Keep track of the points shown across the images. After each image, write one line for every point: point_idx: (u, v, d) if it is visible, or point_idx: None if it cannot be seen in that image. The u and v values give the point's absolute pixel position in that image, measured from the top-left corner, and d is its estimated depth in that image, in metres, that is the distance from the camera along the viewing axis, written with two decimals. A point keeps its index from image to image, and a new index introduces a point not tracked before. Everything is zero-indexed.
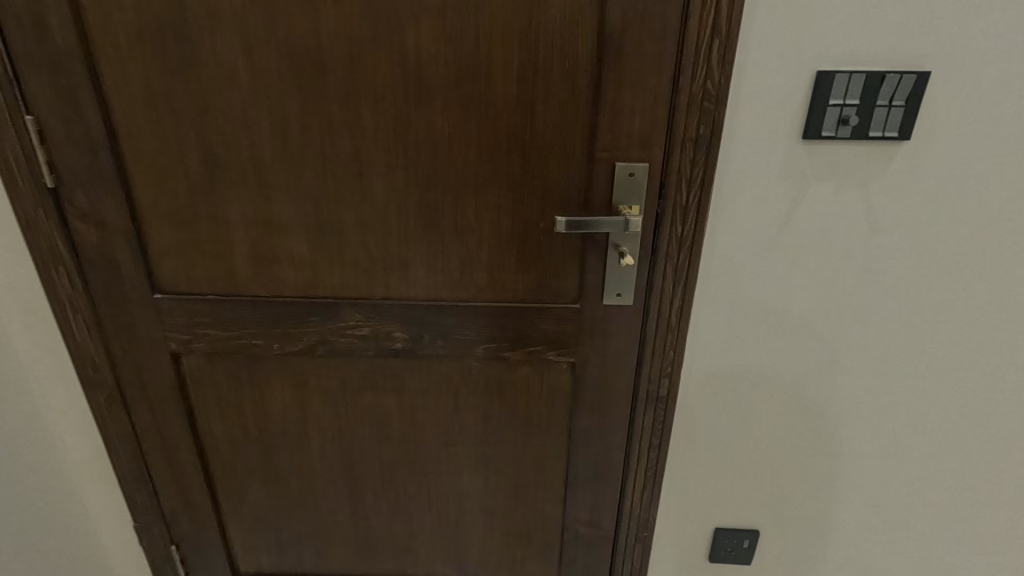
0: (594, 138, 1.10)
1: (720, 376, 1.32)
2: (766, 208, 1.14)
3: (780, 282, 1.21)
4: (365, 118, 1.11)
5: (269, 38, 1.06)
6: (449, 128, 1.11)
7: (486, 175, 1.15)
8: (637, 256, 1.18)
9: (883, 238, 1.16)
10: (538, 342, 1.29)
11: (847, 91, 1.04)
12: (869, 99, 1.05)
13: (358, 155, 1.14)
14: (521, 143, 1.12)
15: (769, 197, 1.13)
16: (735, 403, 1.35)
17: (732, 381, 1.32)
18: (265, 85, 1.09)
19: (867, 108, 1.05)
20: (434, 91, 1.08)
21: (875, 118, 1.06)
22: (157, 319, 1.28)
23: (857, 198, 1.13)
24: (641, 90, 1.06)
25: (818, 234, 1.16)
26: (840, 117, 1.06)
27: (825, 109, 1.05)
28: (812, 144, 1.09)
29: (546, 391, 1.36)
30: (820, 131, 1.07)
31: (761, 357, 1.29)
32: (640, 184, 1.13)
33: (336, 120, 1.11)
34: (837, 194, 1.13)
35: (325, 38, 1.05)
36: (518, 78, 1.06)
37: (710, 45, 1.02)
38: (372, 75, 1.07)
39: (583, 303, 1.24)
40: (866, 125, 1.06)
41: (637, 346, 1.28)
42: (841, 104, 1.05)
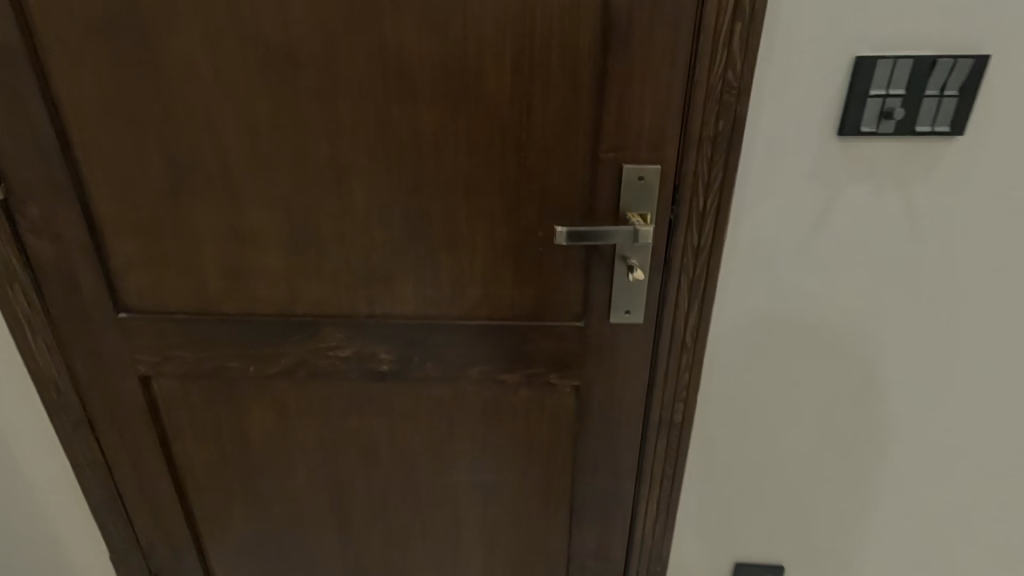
0: (599, 137, 0.97)
1: (741, 399, 1.19)
2: (793, 214, 1.01)
3: (808, 296, 1.08)
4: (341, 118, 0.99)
5: (230, 30, 0.94)
6: (435, 128, 0.99)
7: (477, 180, 1.02)
8: (648, 270, 1.05)
9: (926, 247, 1.03)
10: (537, 364, 1.17)
11: (891, 79, 0.91)
12: (916, 89, 0.91)
13: (335, 160, 1.02)
14: (516, 145, 0.99)
15: (797, 201, 1.00)
16: (758, 429, 1.22)
17: (754, 406, 1.19)
18: (229, 82, 0.97)
19: (914, 99, 0.92)
20: (417, 86, 0.96)
21: (923, 111, 0.92)
22: (123, 339, 1.18)
23: (898, 203, 1.00)
24: (652, 82, 0.93)
25: (853, 242, 1.03)
26: (884, 110, 0.92)
27: (865, 100, 0.92)
28: (847, 142, 0.96)
29: (548, 416, 1.23)
30: (859, 126, 0.93)
31: (787, 379, 1.16)
32: (651, 190, 0.99)
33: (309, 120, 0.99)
34: (875, 198, 0.99)
35: (292, 28, 0.93)
36: (512, 71, 0.94)
37: (732, 29, 0.88)
38: (347, 69, 0.95)
39: (587, 321, 1.12)
40: (913, 118, 0.93)
41: (648, 369, 1.15)
42: (885, 94, 0.91)
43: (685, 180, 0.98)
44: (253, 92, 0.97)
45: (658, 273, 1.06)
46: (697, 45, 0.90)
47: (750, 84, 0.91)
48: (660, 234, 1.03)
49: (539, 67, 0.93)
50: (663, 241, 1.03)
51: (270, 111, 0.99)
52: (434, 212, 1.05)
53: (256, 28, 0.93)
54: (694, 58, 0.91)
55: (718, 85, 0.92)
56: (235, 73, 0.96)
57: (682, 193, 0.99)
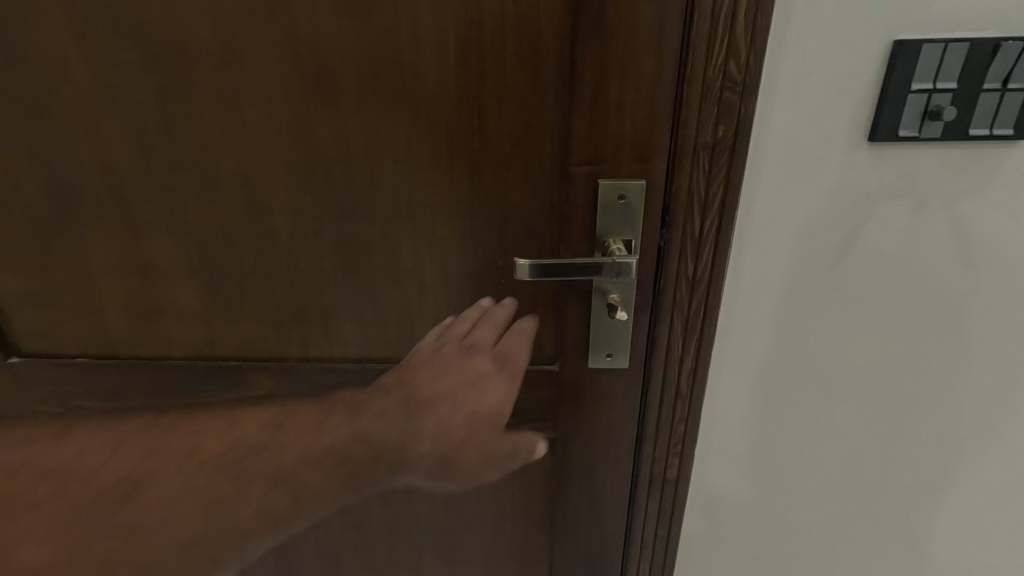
0: (568, 147, 0.77)
1: (746, 451, 1.01)
2: (812, 239, 0.82)
3: (828, 336, 0.89)
4: (250, 126, 0.80)
5: (102, 17, 0.74)
6: (366, 138, 0.80)
7: (421, 201, 0.83)
8: (633, 307, 0.85)
9: (973, 276, 0.84)
10: (504, 413, 0.99)
11: (941, 69, 0.72)
12: (971, 80, 0.72)
13: (248, 177, 0.83)
14: (467, 157, 0.80)
15: (817, 224, 0.81)
16: (767, 484, 1.04)
17: (763, 459, 1.01)
18: (109, 84, 0.78)
19: (968, 94, 0.72)
20: (341, 86, 0.77)
21: (979, 108, 0.73)
22: (18, 388, 1.01)
23: (940, 224, 0.81)
24: (634, 77, 0.73)
25: (884, 272, 0.84)
26: (930, 108, 0.73)
27: (906, 97, 0.72)
28: (880, 149, 0.76)
29: (520, 470, 1.06)
30: (898, 129, 0.74)
31: (802, 431, 0.97)
32: (635, 211, 0.79)
33: (210, 129, 0.80)
34: (914, 218, 0.80)
35: (180, 14, 0.74)
36: (457, 65, 0.75)
37: (736, 5, 0.67)
38: (253, 66, 0.76)
39: (562, 364, 0.94)
40: (966, 119, 0.73)
41: (635, 419, 0.97)
42: (932, 88, 0.72)
43: (678, 200, 0.78)
44: (141, 96, 0.79)
45: (644, 311, 0.87)
46: (689, 27, 0.69)
47: (756, 79, 0.70)
48: (647, 264, 0.83)
49: (491, 61, 0.74)
50: (651, 272, 0.84)
51: (163, 119, 0.80)
52: (372, 238, 0.87)
53: (136, 15, 0.74)
54: (683, 44, 0.70)
55: (716, 79, 0.71)
56: (116, 72, 0.77)
57: (671, 215, 0.79)
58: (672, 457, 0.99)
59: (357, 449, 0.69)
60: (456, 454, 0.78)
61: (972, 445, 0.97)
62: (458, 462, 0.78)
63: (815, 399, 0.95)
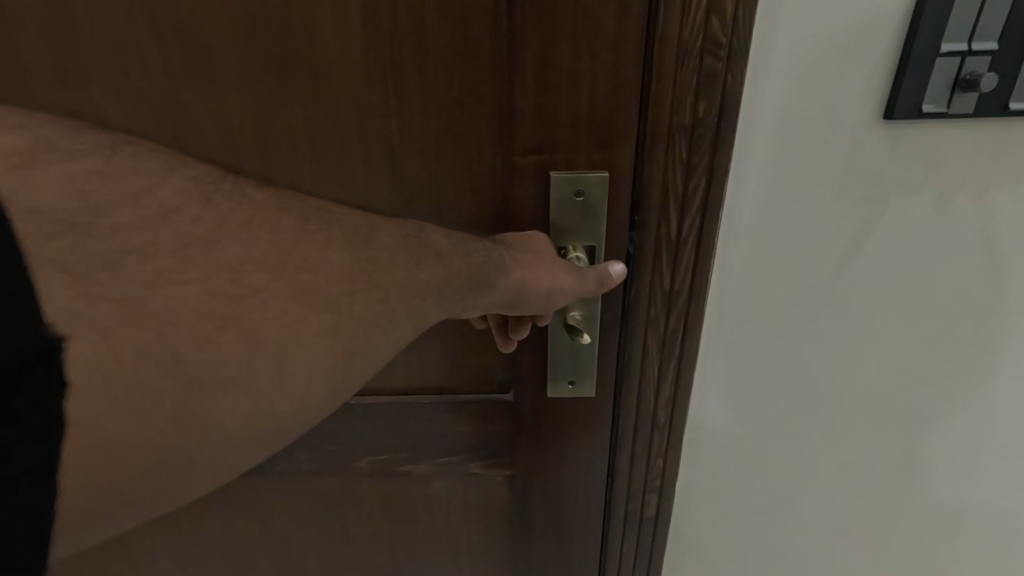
0: (512, 131, 0.61)
1: (735, 488, 0.86)
2: (812, 241, 0.67)
3: (831, 355, 0.75)
4: (104, 108, 0.62)
5: None
6: (256, 123, 0.62)
7: (332, 201, 0.66)
8: (597, 327, 0.70)
9: (1002, 282, 0.70)
10: (453, 451, 0.83)
11: (978, 26, 0.57)
12: (1013, 41, 0.58)
13: None
14: (386, 147, 0.63)
15: (817, 223, 0.66)
16: (760, 525, 0.89)
17: (755, 496, 0.87)
18: None
19: (1009, 59, 0.58)
20: (217, 55, 0.59)
21: (1021, 75, 0.59)
22: None
23: (964, 223, 0.67)
24: (593, 38, 0.56)
25: (898, 279, 0.70)
26: (963, 75, 0.59)
27: (934, 61, 0.58)
28: (896, 130, 0.62)
29: (475, 513, 0.90)
30: (920, 104, 0.59)
31: (800, 462, 0.84)
32: (593, 212, 0.64)
33: (53, 112, 0.62)
34: (934, 215, 0.66)
35: None
36: (364, 27, 0.58)
37: None
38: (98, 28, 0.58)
39: (516, 394, 0.78)
40: (1006, 90, 0.59)
41: (607, 456, 0.82)
42: (966, 50, 0.58)
43: (652, 197, 0.62)
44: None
45: (612, 332, 0.71)
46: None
47: (746, 42, 0.54)
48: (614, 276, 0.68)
49: (409, 22, 0.57)
50: (619, 287, 0.68)
51: None
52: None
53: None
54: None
55: (696, 42, 0.55)
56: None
57: (642, 217, 0.63)
58: (652, 498, 0.84)
59: (381, 255, 0.49)
60: (552, 292, 0.61)
61: (992, 477, 0.84)
62: (535, 289, 0.60)
63: (816, 429, 0.81)
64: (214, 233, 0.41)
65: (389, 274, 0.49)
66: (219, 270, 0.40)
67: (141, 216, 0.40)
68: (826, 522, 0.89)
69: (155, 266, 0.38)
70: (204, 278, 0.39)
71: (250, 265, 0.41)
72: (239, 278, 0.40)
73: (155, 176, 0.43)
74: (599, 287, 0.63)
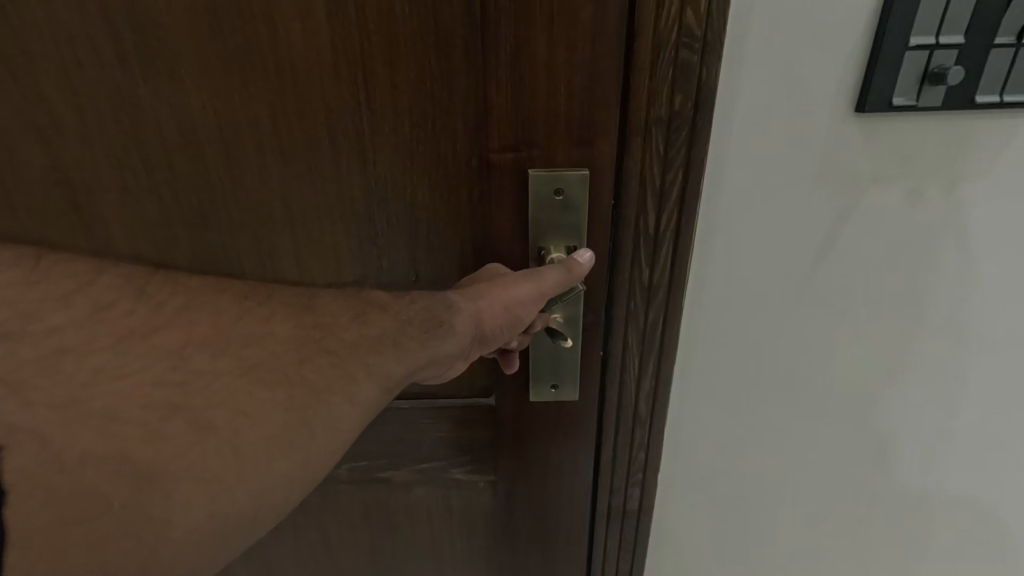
0: (487, 127, 0.59)
1: (715, 489, 0.85)
2: (791, 239, 0.66)
3: (810, 355, 0.74)
4: (57, 104, 0.58)
5: None
6: (219, 120, 0.59)
7: (303, 201, 0.64)
8: (579, 330, 0.68)
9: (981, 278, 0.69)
10: (435, 457, 0.81)
11: (948, 18, 0.56)
12: (978, 34, 0.56)
13: (65, 173, 0.62)
14: (358, 145, 0.61)
15: (795, 221, 0.65)
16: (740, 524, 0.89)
17: (735, 496, 0.86)
18: None
19: (974, 53, 0.57)
20: (177, 48, 0.56)
21: (986, 69, 0.58)
22: None
23: (945, 217, 0.65)
24: (569, 30, 0.54)
25: (876, 276, 0.69)
26: (933, 68, 0.57)
27: (904, 54, 0.56)
28: (877, 125, 0.60)
29: (459, 519, 0.88)
30: (891, 98, 0.58)
31: (780, 462, 0.83)
32: (576, 211, 0.61)
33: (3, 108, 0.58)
34: (914, 211, 0.65)
35: None
36: (329, 18, 0.55)
37: None
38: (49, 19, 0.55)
39: (499, 397, 0.76)
40: (974, 82, 0.58)
41: (592, 461, 0.80)
42: (935, 42, 0.56)
43: (627, 189, 0.60)
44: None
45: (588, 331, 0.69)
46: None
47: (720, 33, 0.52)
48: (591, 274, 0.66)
49: (377, 14, 0.55)
50: (595, 284, 0.66)
51: None
52: (242, 252, 0.67)
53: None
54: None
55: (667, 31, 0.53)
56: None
57: (620, 211, 0.61)
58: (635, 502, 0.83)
59: (325, 320, 0.54)
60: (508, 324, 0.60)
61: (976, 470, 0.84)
62: (493, 314, 0.59)
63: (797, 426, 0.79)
64: (154, 323, 0.49)
65: (338, 338, 0.53)
66: (175, 345, 0.48)
67: (73, 317, 0.48)
68: (807, 519, 0.88)
69: (93, 361, 0.45)
70: (147, 365, 0.46)
71: (191, 347, 0.48)
72: (182, 363, 0.47)
73: (85, 280, 0.51)
74: (567, 275, 0.60)
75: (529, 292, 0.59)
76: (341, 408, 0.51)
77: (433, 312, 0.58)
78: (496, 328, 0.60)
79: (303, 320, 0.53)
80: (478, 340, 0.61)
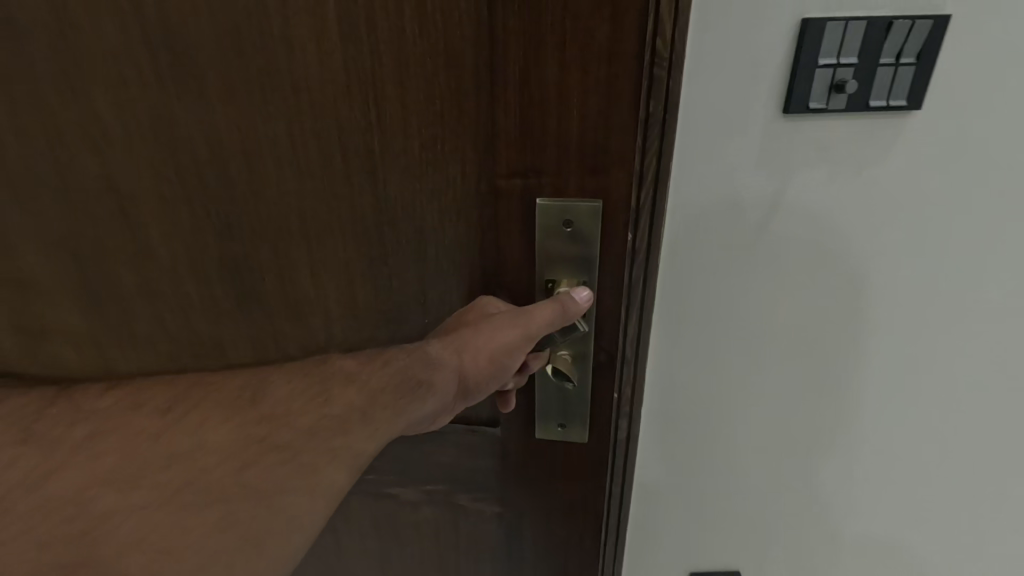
0: (494, 149, 0.56)
1: (685, 447, 0.94)
2: (743, 218, 0.75)
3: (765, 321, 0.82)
4: (106, 118, 0.63)
5: None
6: (241, 135, 0.61)
7: (317, 216, 0.64)
8: (585, 370, 0.64)
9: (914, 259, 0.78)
10: (439, 479, 0.80)
11: (843, 40, 0.66)
12: (866, 55, 0.67)
13: (114, 181, 0.67)
14: (370, 162, 0.60)
15: (745, 203, 0.74)
16: (710, 482, 0.98)
17: (701, 455, 0.95)
18: None
19: (865, 70, 0.67)
20: (204, 66, 0.58)
21: (875, 82, 0.67)
22: None
23: (885, 199, 0.74)
24: (579, 47, 0.49)
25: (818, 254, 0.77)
26: (835, 81, 0.67)
27: (814, 70, 0.66)
28: (807, 125, 0.70)
29: (465, 544, 0.86)
30: (806, 103, 0.68)
31: (742, 424, 0.92)
32: (585, 243, 0.57)
33: (65, 122, 0.64)
34: (846, 199, 0.74)
35: None
36: (342, 38, 0.54)
37: None
38: (100, 42, 0.59)
39: (503, 429, 0.73)
40: (864, 92, 0.68)
41: (600, 502, 0.75)
42: (835, 61, 0.66)
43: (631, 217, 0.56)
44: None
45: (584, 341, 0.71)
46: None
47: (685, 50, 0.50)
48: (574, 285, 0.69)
49: (388, 33, 0.53)
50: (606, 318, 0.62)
51: (10, 109, 0.64)
52: (263, 261, 0.69)
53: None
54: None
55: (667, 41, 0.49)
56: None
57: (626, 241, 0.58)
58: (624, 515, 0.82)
59: (273, 411, 0.54)
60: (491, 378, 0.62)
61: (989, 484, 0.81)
62: (476, 360, 0.60)
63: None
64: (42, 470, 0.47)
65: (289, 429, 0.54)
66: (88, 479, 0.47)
67: None
68: (776, 478, 0.98)
69: None
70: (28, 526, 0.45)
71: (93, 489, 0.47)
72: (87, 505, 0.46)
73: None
74: (561, 314, 0.58)
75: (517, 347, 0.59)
76: (301, 499, 0.54)
77: (412, 369, 0.60)
78: (480, 379, 0.61)
79: (248, 416, 0.53)
80: (464, 393, 0.63)
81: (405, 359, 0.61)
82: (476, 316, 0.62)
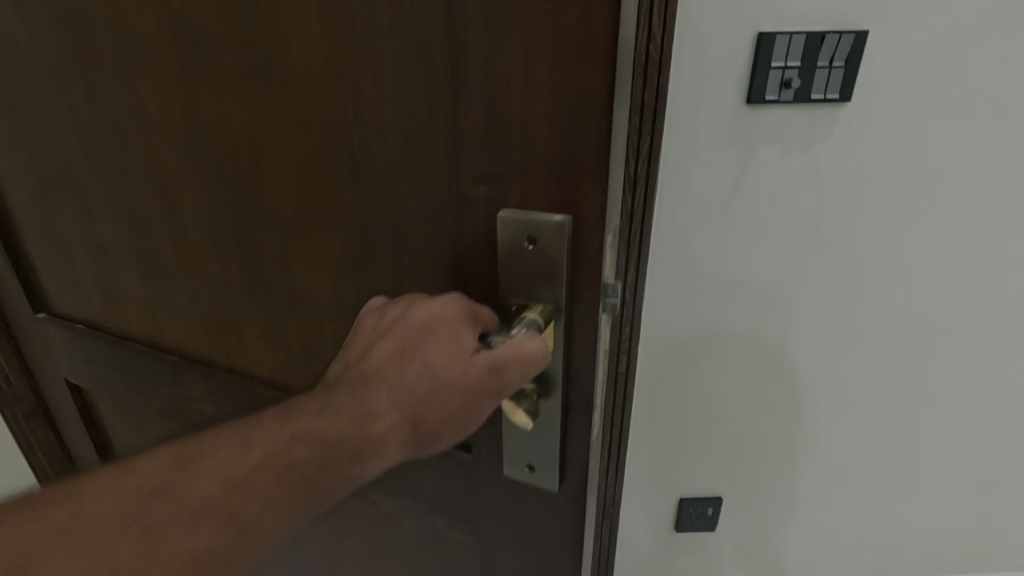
0: (456, 150, 0.51)
1: (669, 387, 1.07)
2: (716, 179, 0.87)
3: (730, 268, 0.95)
4: (149, 103, 0.69)
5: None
6: (246, 123, 0.62)
7: (308, 210, 0.64)
8: (548, 391, 0.59)
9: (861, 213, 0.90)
10: (417, 500, 0.75)
11: (786, 46, 0.78)
12: (809, 58, 0.78)
13: (157, 166, 0.73)
14: (350, 158, 0.58)
15: (718, 168, 0.86)
16: (688, 420, 1.12)
17: (681, 392, 1.09)
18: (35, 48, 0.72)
19: (808, 70, 0.79)
20: (216, 56, 0.60)
21: (813, 78, 0.80)
22: (45, 343, 1.02)
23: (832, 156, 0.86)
24: (541, 36, 0.45)
25: (776, 207, 0.90)
26: (782, 80, 0.79)
27: (763, 70, 0.79)
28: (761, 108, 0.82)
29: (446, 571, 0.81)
30: (763, 95, 0.81)
31: (718, 365, 1.05)
32: (546, 263, 0.53)
33: (121, 111, 0.71)
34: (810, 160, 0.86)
35: None
36: (322, 28, 0.52)
37: None
38: (141, 35, 0.64)
39: (476, 455, 0.67)
40: (807, 87, 0.80)
41: (574, 534, 0.67)
42: (783, 65, 0.78)
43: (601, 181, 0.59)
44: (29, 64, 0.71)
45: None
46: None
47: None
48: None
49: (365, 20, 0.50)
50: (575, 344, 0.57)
51: (85, 94, 0.72)
52: (268, 251, 0.71)
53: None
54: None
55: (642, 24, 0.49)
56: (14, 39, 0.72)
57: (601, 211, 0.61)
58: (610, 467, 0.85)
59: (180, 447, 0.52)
60: (446, 424, 0.55)
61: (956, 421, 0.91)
62: (434, 407, 0.55)
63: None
64: None
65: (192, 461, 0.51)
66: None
67: None
68: (748, 415, 1.12)
69: None
70: None
71: None
72: None
73: None
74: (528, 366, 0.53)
75: (451, 424, 0.55)
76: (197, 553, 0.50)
77: (346, 439, 0.54)
78: (437, 424, 0.55)
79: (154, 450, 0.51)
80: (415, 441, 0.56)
81: (341, 405, 0.54)
82: (413, 362, 0.54)
